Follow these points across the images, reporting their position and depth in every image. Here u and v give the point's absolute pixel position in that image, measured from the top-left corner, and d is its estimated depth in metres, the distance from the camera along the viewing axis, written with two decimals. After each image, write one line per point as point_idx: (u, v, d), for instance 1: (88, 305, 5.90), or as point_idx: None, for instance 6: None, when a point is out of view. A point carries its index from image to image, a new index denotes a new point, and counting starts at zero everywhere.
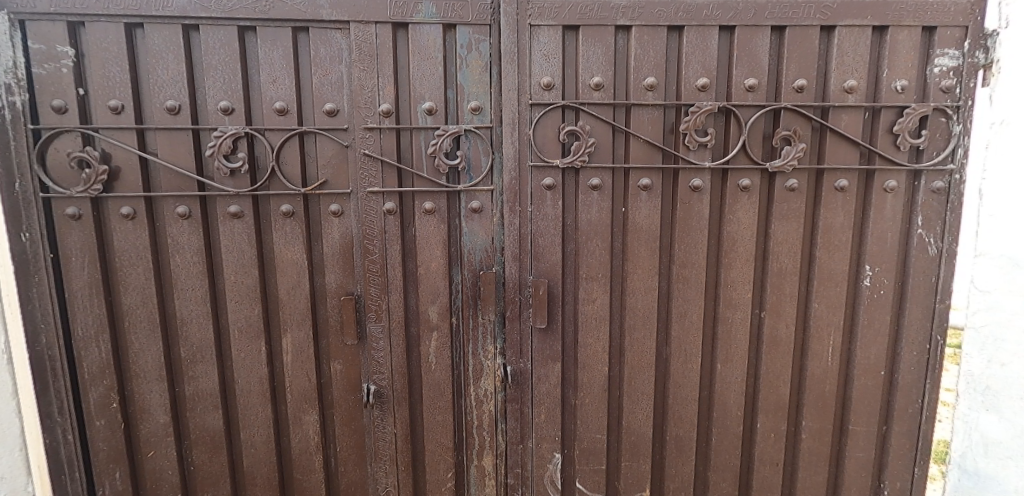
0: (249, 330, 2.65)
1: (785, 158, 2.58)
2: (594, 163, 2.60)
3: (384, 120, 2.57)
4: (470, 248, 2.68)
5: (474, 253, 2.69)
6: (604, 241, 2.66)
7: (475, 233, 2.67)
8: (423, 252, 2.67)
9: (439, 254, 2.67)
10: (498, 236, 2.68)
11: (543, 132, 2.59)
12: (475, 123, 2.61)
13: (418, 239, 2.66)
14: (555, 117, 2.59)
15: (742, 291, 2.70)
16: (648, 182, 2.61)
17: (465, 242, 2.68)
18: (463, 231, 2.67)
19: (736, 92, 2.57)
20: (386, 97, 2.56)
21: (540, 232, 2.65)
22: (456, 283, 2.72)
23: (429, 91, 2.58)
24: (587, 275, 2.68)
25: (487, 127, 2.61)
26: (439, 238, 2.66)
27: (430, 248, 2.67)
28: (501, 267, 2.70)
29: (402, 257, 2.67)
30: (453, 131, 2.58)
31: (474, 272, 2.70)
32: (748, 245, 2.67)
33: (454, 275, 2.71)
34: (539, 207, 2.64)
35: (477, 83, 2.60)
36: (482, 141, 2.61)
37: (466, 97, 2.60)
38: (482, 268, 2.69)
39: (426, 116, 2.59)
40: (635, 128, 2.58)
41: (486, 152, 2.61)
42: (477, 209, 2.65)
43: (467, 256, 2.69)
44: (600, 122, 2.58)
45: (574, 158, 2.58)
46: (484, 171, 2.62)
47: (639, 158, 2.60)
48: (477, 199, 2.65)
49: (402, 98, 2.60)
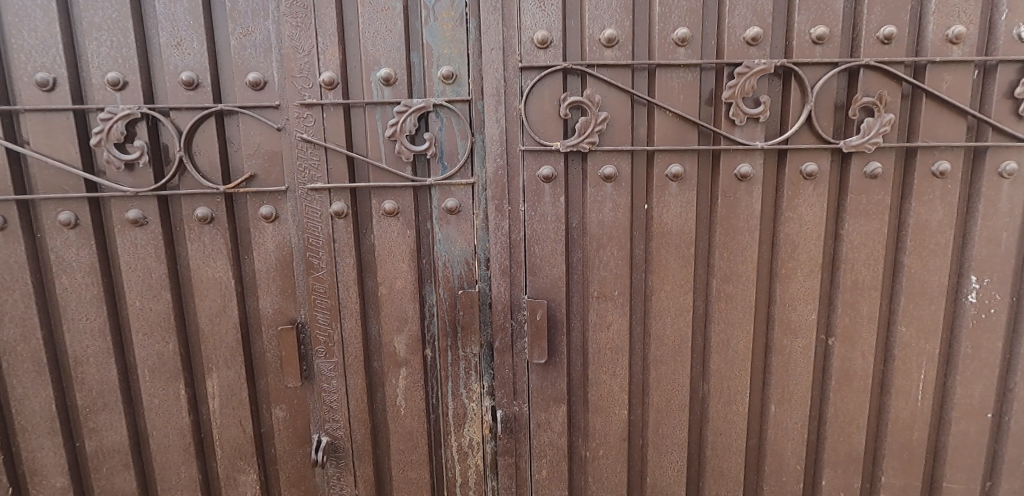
0: (163, 371, 2.06)
1: (864, 134, 1.91)
2: (607, 146, 1.95)
3: (326, 94, 1.95)
4: (447, 260, 2.06)
5: (451, 267, 2.06)
6: (621, 249, 2.02)
7: (452, 242, 2.05)
8: (384, 267, 2.05)
9: (405, 269, 2.05)
10: (482, 245, 2.05)
11: (538, 106, 1.94)
12: (448, 95, 1.97)
13: (377, 250, 2.04)
14: (553, 84, 1.93)
15: (803, 311, 2.05)
16: (680, 170, 1.96)
17: (440, 252, 2.06)
18: (437, 239, 2.05)
19: (798, 45, 1.89)
20: (328, 63, 1.94)
21: (536, 238, 2.02)
22: (428, 306, 2.10)
23: (385, 54, 1.94)
24: (598, 292, 2.05)
25: (464, 102, 1.97)
26: (406, 248, 2.04)
27: (393, 261, 2.05)
28: (487, 285, 2.08)
29: (357, 273, 2.05)
30: (419, 107, 1.94)
31: (452, 291, 2.07)
32: (811, 251, 2.02)
33: (426, 295, 2.10)
34: (534, 206, 2.00)
35: (449, 42, 1.95)
36: (457, 120, 1.97)
37: (435, 61, 1.96)
38: (462, 286, 2.07)
39: (383, 87, 1.96)
40: (661, 97, 1.93)
41: (463, 134, 1.98)
42: (454, 210, 2.02)
43: (442, 271, 2.06)
44: (614, 91, 1.93)
45: (580, 140, 1.93)
46: (462, 159, 1.98)
47: (668, 138, 1.95)
48: (452, 196, 2.02)
49: (350, 65, 1.97)
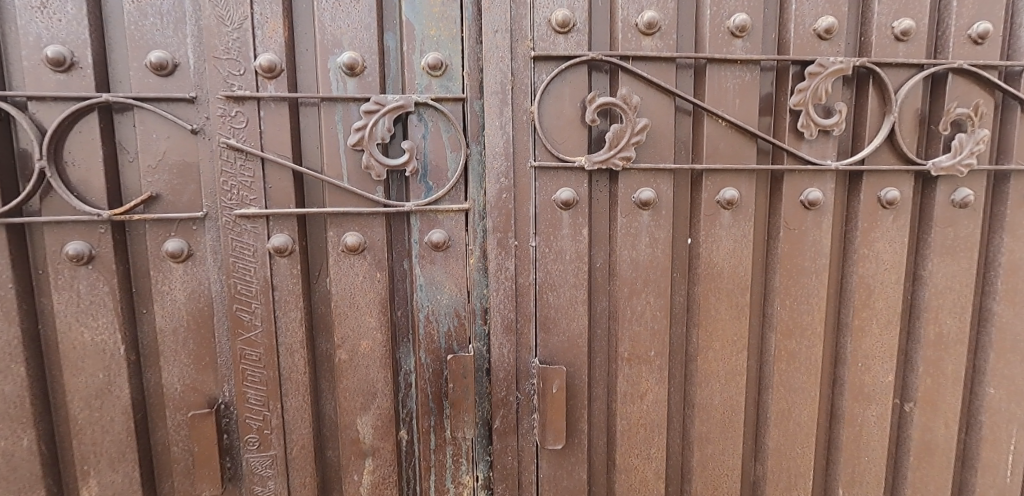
0: (13, 479, 1.42)
1: (956, 154, 1.55)
2: (645, 164, 1.49)
3: (264, 85, 1.41)
4: (430, 313, 1.54)
5: (436, 322, 1.54)
6: (659, 297, 1.56)
7: (437, 288, 1.53)
8: (344, 323, 1.50)
9: (374, 326, 1.51)
10: (478, 292, 1.55)
11: (555, 109, 1.47)
12: (435, 91, 1.47)
13: (334, 300, 1.49)
14: (576, 81, 1.46)
15: (877, 372, 1.65)
16: (735, 195, 1.52)
17: (421, 302, 1.53)
18: (417, 285, 1.52)
19: (879, 41, 1.52)
20: (268, 42, 1.40)
21: (550, 283, 1.53)
22: (404, 374, 1.57)
23: (348, 33, 1.43)
24: (629, 353, 1.58)
25: (456, 101, 1.47)
26: (374, 297, 1.51)
27: (357, 315, 1.50)
28: (483, 344, 1.57)
29: (306, 331, 1.50)
30: (395, 105, 1.43)
31: (436, 354, 1.55)
32: (890, 298, 1.62)
33: (402, 360, 1.56)
34: (548, 241, 1.51)
35: (436, 20, 1.46)
36: (446, 125, 1.47)
37: (417, 45, 1.45)
38: (450, 348, 1.55)
39: (345, 78, 1.43)
40: (713, 101, 1.50)
41: (453, 144, 1.48)
42: (441, 245, 1.50)
43: (424, 327, 1.54)
44: (654, 91, 1.48)
45: (613, 155, 1.46)
46: (452, 177, 1.48)
47: (719, 155, 1.52)
48: (439, 226, 1.50)
49: (299, 46, 1.44)
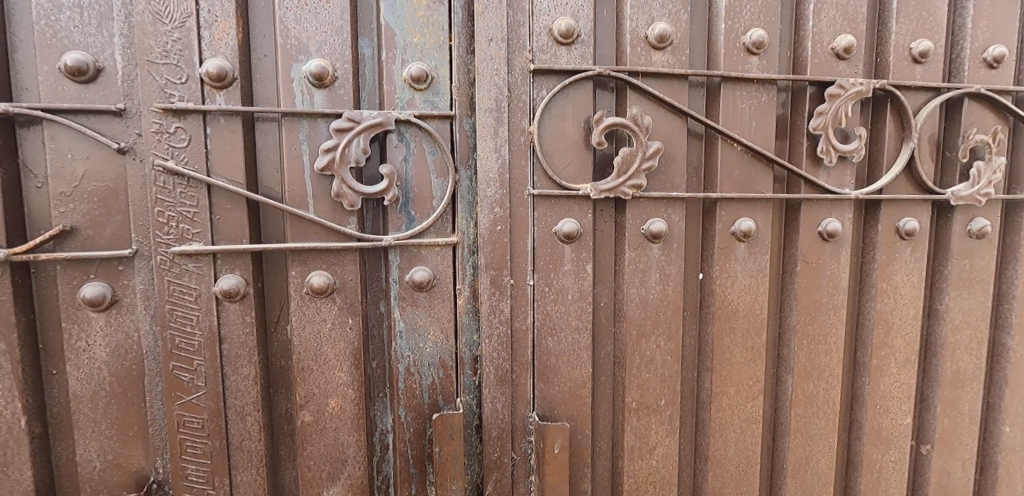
0: None
1: (974, 183, 1.46)
2: (657, 192, 1.33)
3: (213, 96, 1.17)
4: (411, 365, 1.32)
5: (418, 375, 1.32)
6: (670, 340, 1.39)
7: (420, 336, 1.32)
8: (308, 379, 1.28)
9: (343, 382, 1.29)
10: (466, 339, 1.34)
11: (556, 130, 1.29)
12: (419, 107, 1.27)
13: (296, 352, 1.26)
14: (580, 98, 1.29)
15: (894, 414, 1.54)
16: (751, 226, 1.37)
17: (402, 352, 1.31)
18: (397, 332, 1.30)
19: (896, 63, 1.42)
20: (217, 45, 1.17)
21: (550, 327, 1.34)
22: (380, 435, 1.35)
23: (316, 37, 1.22)
24: (638, 404, 1.39)
25: (442, 118, 1.28)
26: (344, 347, 1.29)
27: (324, 369, 1.28)
28: (472, 399, 1.37)
29: (262, 390, 1.26)
30: (372, 123, 1.22)
31: (418, 411, 1.33)
32: (907, 335, 1.52)
33: (377, 419, 1.34)
34: (548, 279, 1.32)
35: (421, 25, 1.26)
36: (431, 146, 1.26)
37: (398, 53, 1.25)
38: (434, 404, 1.33)
39: (312, 90, 1.22)
40: (728, 124, 1.36)
41: (440, 169, 1.27)
42: (425, 284, 1.29)
43: (404, 381, 1.31)
44: (665, 112, 1.32)
45: (622, 182, 1.29)
46: (438, 207, 1.27)
47: (734, 182, 1.38)
48: (423, 263, 1.29)
49: (256, 52, 1.22)
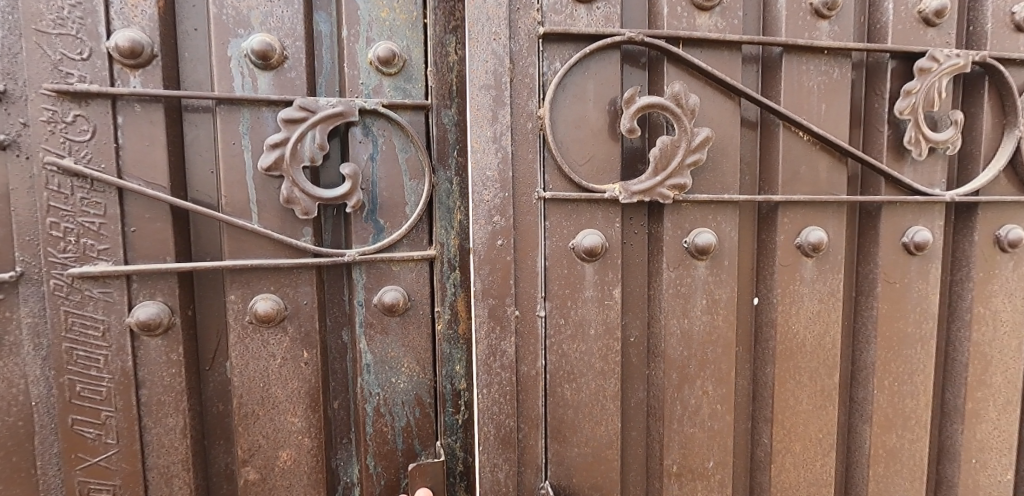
0: None
1: None
2: (703, 194, 1.03)
3: (124, 77, 0.90)
4: (380, 403, 1.03)
5: (389, 417, 1.04)
6: (720, 384, 1.08)
7: (391, 369, 1.03)
8: (251, 428, 0.99)
9: (299, 429, 1.01)
10: (445, 370, 1.05)
11: (575, 113, 0.99)
12: (388, 96, 0.99)
13: (236, 396, 0.98)
14: (605, 72, 0.99)
15: (993, 470, 1.23)
16: (822, 236, 1.07)
17: (368, 387, 1.02)
18: (363, 366, 1.02)
19: (996, 32, 1.13)
20: (131, 13, 0.90)
21: (567, 371, 1.02)
22: (343, 488, 1.05)
23: (261, 8, 0.94)
24: (681, 467, 1.08)
25: (416, 109, 1.00)
26: (298, 387, 1.00)
27: (273, 414, 1.00)
28: (456, 439, 1.07)
29: (193, 443, 0.99)
30: (330, 114, 0.94)
31: (390, 459, 1.04)
32: (1008, 371, 1.22)
33: (339, 470, 1.05)
34: (564, 309, 1.01)
35: None
36: (402, 141, 0.99)
37: (361, 30, 0.98)
38: (409, 449, 1.05)
39: (253, 72, 0.94)
40: (792, 106, 1.06)
41: (413, 170, 1.00)
42: (397, 308, 1.00)
43: (371, 424, 1.03)
44: (713, 91, 1.02)
45: (660, 182, 0.99)
46: (413, 214, 1.00)
47: (799, 180, 1.08)
48: (394, 282, 1.01)
49: (183, 25, 0.95)
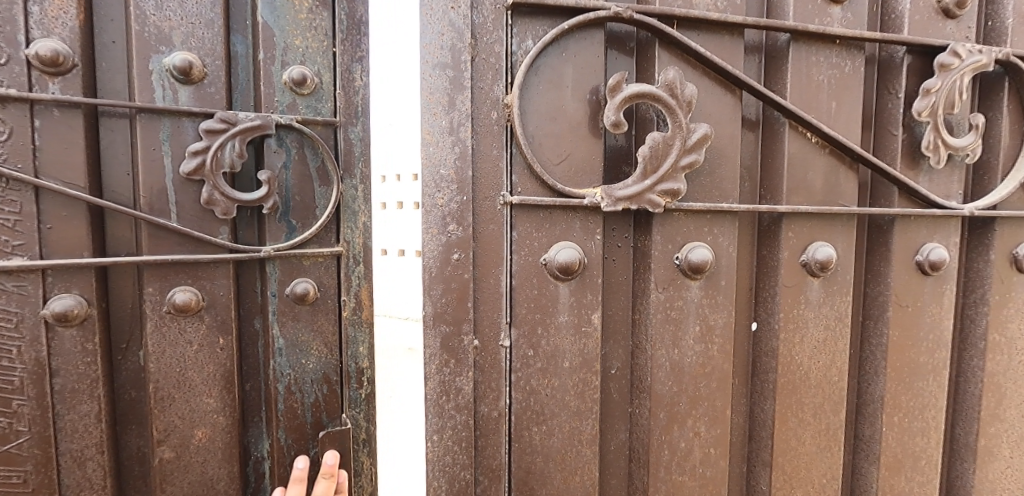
0: None
1: None
2: (698, 202, 0.87)
3: (41, 85, 0.73)
4: (291, 384, 0.87)
5: (299, 394, 0.87)
6: (714, 424, 0.93)
7: (302, 351, 0.87)
8: (167, 409, 0.81)
9: (215, 410, 0.83)
10: (352, 350, 0.90)
11: (549, 102, 0.82)
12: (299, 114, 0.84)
13: (149, 381, 0.80)
14: (586, 54, 0.82)
15: None
16: (830, 252, 0.93)
17: (274, 362, 0.86)
18: (273, 347, 0.85)
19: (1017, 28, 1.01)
20: (50, 22, 0.73)
21: (536, 412, 0.85)
22: (253, 465, 0.88)
23: (182, 27, 0.78)
24: None
25: (326, 126, 0.86)
26: (214, 369, 0.83)
27: (189, 400, 0.82)
28: (365, 417, 0.92)
29: (110, 427, 0.80)
30: (253, 125, 0.80)
31: (300, 431, 0.88)
32: None
33: (248, 446, 0.87)
34: (534, 337, 0.84)
35: (302, 27, 0.84)
36: (313, 154, 0.85)
37: (270, 55, 0.83)
38: (318, 422, 0.89)
39: (160, 72, 0.77)
40: (800, 102, 0.92)
41: (321, 175, 0.86)
42: (307, 296, 0.86)
43: (281, 402, 0.86)
44: (711, 82, 0.87)
45: (649, 187, 0.83)
46: (322, 217, 0.85)
47: (805, 188, 0.94)
48: (303, 274, 0.86)
49: (100, 36, 0.78)
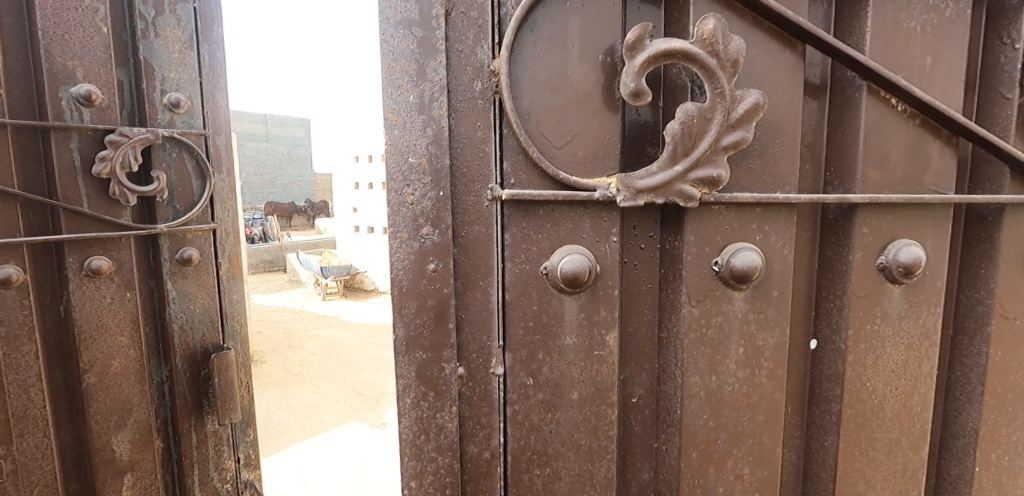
0: None
1: None
2: (745, 194, 0.68)
3: None
4: (183, 324, 1.28)
5: (190, 330, 1.30)
6: (761, 466, 0.75)
7: (190, 300, 1.29)
8: (92, 346, 1.13)
9: (127, 343, 1.18)
10: (228, 299, 1.40)
11: (549, 66, 0.64)
12: (180, 129, 1.26)
13: (75, 326, 1.11)
14: (595, 3, 0.64)
15: None
16: (916, 253, 0.72)
17: (172, 307, 1.26)
18: (168, 298, 1.25)
19: None
20: None
21: (535, 452, 0.70)
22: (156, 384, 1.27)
23: (83, 65, 1.10)
24: None
25: (200, 136, 1.30)
26: (125, 315, 1.18)
27: (106, 336, 1.15)
28: (238, 344, 1.43)
29: (43, 365, 1.09)
30: (146, 137, 1.16)
31: (191, 356, 1.31)
32: None
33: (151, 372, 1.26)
34: (532, 362, 0.68)
35: (177, 65, 1.26)
36: (191, 155, 1.27)
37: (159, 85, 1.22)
38: (205, 351, 1.33)
39: (71, 104, 1.08)
40: (884, 59, 0.70)
41: (195, 171, 1.29)
42: (194, 261, 1.28)
43: (177, 338, 1.28)
44: (763, 36, 0.67)
45: (680, 175, 0.64)
46: (201, 200, 1.28)
47: (886, 171, 0.73)
48: (189, 246, 1.28)
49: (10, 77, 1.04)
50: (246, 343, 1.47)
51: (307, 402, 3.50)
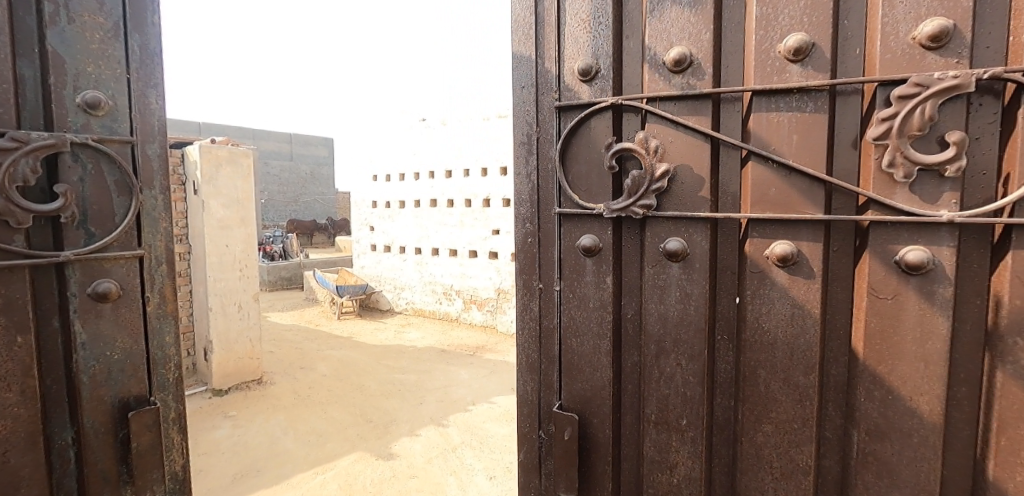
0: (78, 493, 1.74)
1: None
2: (673, 212, 1.35)
3: None
4: (96, 371, 1.63)
5: (106, 384, 1.65)
6: (692, 360, 1.38)
7: (103, 342, 1.64)
8: None
9: (10, 401, 1.49)
10: (156, 339, 1.74)
11: (578, 156, 1.46)
12: (99, 131, 1.61)
13: None
14: (599, 127, 1.43)
15: None
16: (785, 248, 1.26)
17: (80, 352, 1.60)
18: (78, 342, 1.60)
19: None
20: None
21: (573, 328, 1.52)
22: (58, 448, 1.60)
23: None
24: (656, 417, 1.43)
25: (123, 142, 1.65)
26: (14, 368, 1.49)
27: None
28: (167, 395, 1.77)
29: None
30: (48, 143, 1.50)
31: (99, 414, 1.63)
32: None
33: (52, 432, 1.58)
34: (571, 287, 1.51)
35: (93, 56, 1.60)
36: (110, 169, 1.62)
37: (71, 80, 1.56)
38: (125, 404, 1.69)
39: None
40: (761, 140, 1.28)
41: (121, 189, 1.64)
42: (111, 295, 1.63)
43: (89, 394, 1.62)
44: (684, 132, 1.33)
45: (631, 202, 1.37)
46: (122, 224, 1.64)
47: (768, 201, 1.28)
48: (105, 276, 1.62)
49: None
50: (177, 400, 1.80)
51: (312, 428, 5.61)
